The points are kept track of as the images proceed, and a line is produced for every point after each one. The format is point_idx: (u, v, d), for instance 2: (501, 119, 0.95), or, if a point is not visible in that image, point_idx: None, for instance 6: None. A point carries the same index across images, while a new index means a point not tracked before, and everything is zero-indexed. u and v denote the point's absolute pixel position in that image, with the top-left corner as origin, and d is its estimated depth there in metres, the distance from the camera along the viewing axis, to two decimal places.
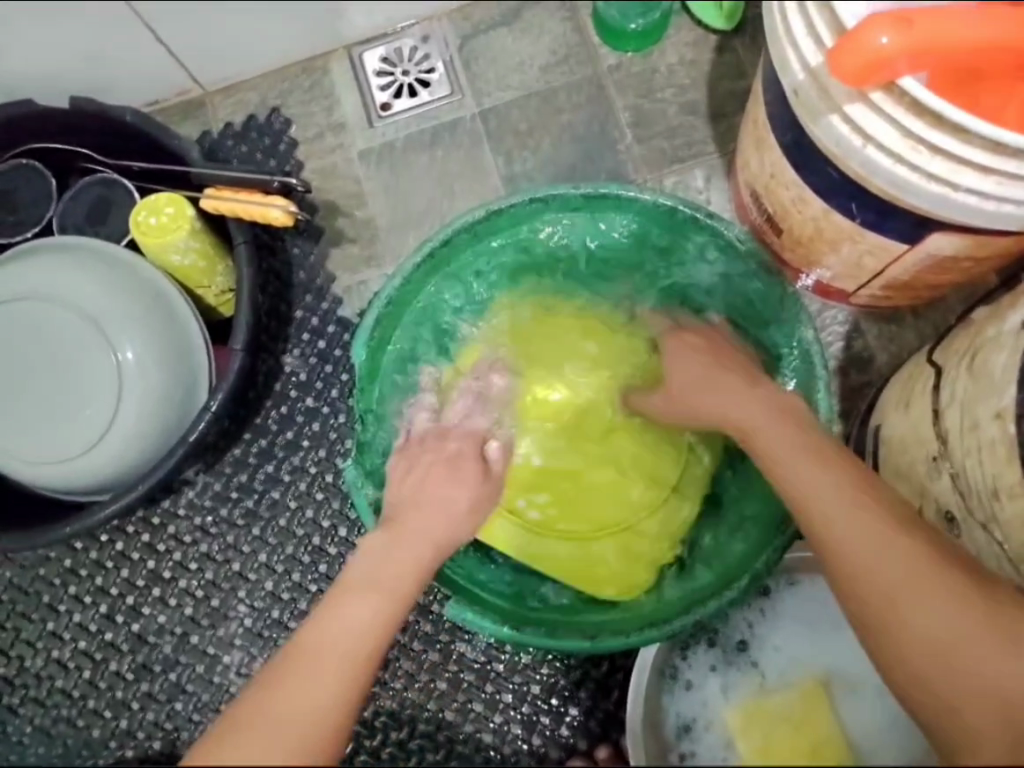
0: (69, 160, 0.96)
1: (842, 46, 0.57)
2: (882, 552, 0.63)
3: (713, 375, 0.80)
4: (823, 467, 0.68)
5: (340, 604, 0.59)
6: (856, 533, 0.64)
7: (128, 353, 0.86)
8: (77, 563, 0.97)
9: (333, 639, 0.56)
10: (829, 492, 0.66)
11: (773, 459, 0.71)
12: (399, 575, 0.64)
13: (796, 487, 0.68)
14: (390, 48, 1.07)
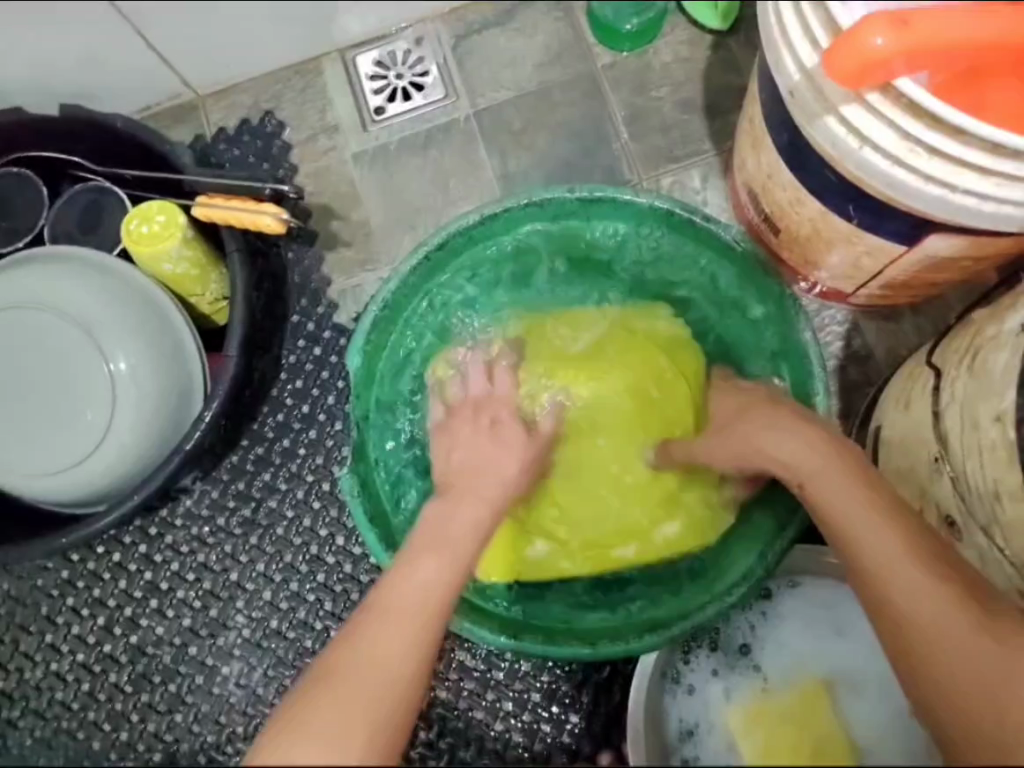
0: (60, 166, 0.95)
1: (837, 48, 0.57)
2: (927, 589, 0.61)
3: (756, 409, 0.74)
4: (873, 499, 0.65)
5: (410, 565, 0.62)
6: (902, 565, 0.62)
7: (121, 363, 0.85)
8: (74, 574, 0.97)
9: (406, 605, 0.58)
10: (866, 515, 0.64)
11: (823, 494, 0.66)
12: (465, 528, 0.66)
13: (842, 520, 0.65)
14: (383, 51, 1.06)
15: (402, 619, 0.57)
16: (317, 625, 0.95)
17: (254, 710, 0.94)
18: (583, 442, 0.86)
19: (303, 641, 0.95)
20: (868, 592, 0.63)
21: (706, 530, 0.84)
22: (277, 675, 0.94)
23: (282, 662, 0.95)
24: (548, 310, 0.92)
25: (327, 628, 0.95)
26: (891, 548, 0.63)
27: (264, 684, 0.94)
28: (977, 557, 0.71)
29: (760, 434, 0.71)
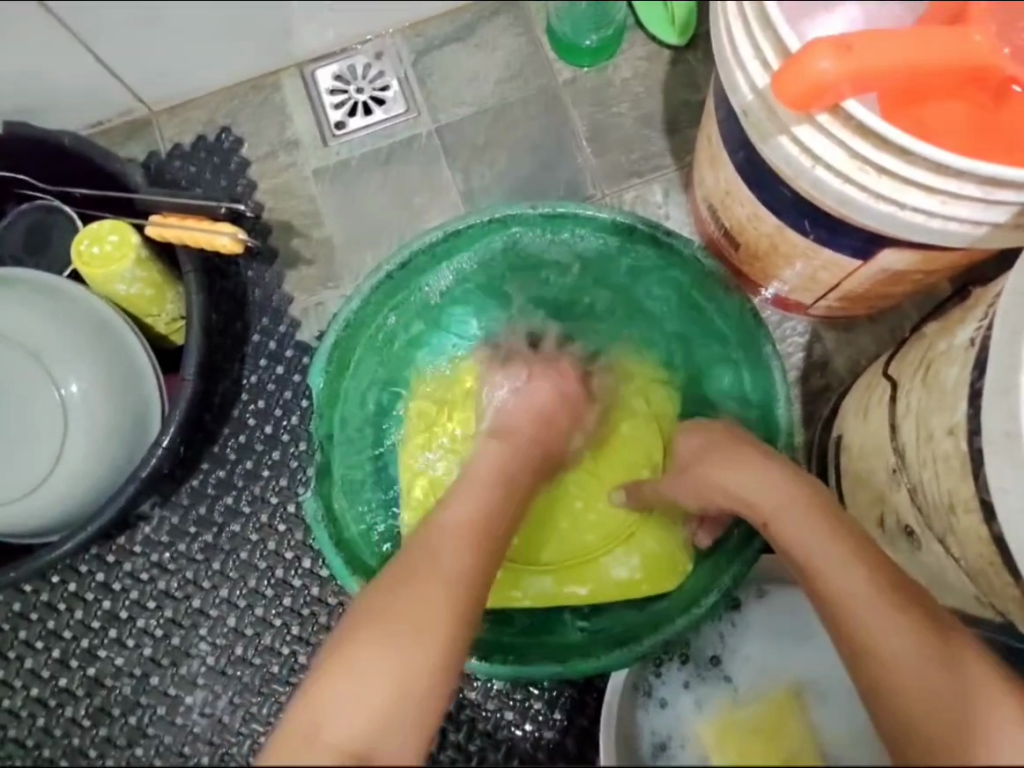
0: (6, 186, 0.92)
1: (785, 72, 0.57)
2: (872, 594, 0.61)
3: (715, 443, 0.77)
4: (828, 524, 0.66)
5: (453, 499, 0.68)
6: (845, 574, 0.62)
7: (73, 387, 0.83)
8: (27, 606, 0.93)
9: (459, 523, 0.64)
10: (827, 548, 0.65)
11: (778, 526, 0.68)
12: (498, 465, 0.72)
13: (795, 544, 0.66)
14: (343, 66, 1.05)
15: (462, 533, 0.63)
16: (284, 650, 0.93)
17: (220, 739, 0.91)
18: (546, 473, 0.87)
19: (269, 666, 0.93)
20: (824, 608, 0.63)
21: (670, 565, 0.83)
22: (244, 703, 0.92)
23: (248, 690, 0.92)
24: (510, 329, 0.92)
25: (295, 653, 0.93)
26: (854, 578, 0.62)
27: (229, 712, 0.92)
28: (936, 565, 0.72)
29: (719, 473, 0.74)
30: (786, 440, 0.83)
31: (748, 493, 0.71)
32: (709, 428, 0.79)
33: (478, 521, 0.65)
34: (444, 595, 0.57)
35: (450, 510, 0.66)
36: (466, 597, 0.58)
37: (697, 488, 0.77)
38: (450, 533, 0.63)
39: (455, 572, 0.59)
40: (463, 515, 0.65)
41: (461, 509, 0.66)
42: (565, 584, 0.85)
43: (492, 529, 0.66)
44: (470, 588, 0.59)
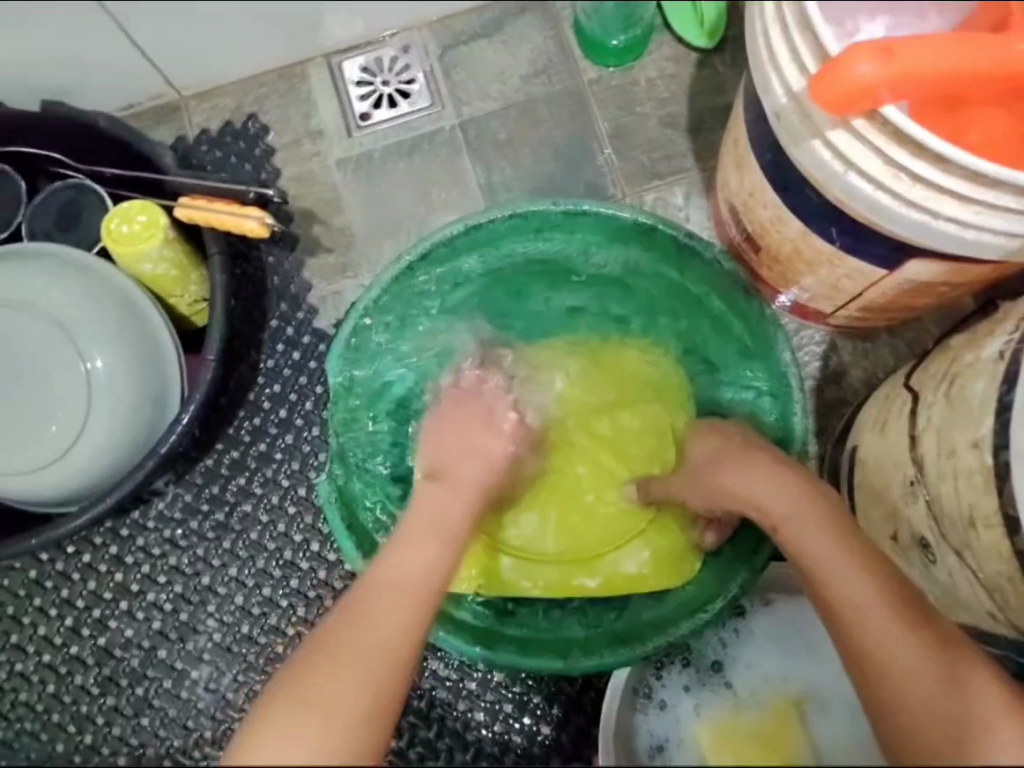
0: (37, 163, 0.94)
1: (825, 74, 0.58)
2: (877, 609, 0.61)
3: (728, 446, 0.77)
4: (838, 533, 0.66)
5: (406, 545, 0.65)
6: (853, 588, 0.62)
7: (98, 362, 0.85)
8: (42, 574, 0.95)
9: (399, 580, 0.61)
10: (832, 551, 0.65)
11: (789, 533, 0.68)
12: (453, 515, 0.69)
13: (804, 553, 0.66)
14: (369, 58, 1.06)
15: (396, 592, 0.60)
16: (288, 631, 0.94)
17: (223, 715, 0.93)
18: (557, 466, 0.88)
19: (274, 646, 0.94)
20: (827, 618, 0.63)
21: (680, 560, 0.84)
22: (247, 680, 0.93)
23: (252, 668, 0.94)
24: (526, 325, 0.93)
25: (300, 634, 0.94)
26: (859, 585, 0.62)
27: (233, 689, 0.93)
28: (950, 578, 0.72)
29: (726, 475, 0.74)
30: (800, 444, 0.83)
31: (758, 496, 0.71)
32: (724, 434, 0.79)
33: (417, 579, 0.62)
34: (360, 668, 0.54)
35: (399, 560, 0.63)
36: (388, 665, 0.55)
37: (705, 490, 0.77)
38: (383, 592, 0.60)
39: (381, 643, 0.56)
40: (409, 567, 0.62)
41: (407, 560, 0.63)
42: (574, 577, 0.85)
43: (435, 583, 0.62)
44: (398, 655, 0.56)
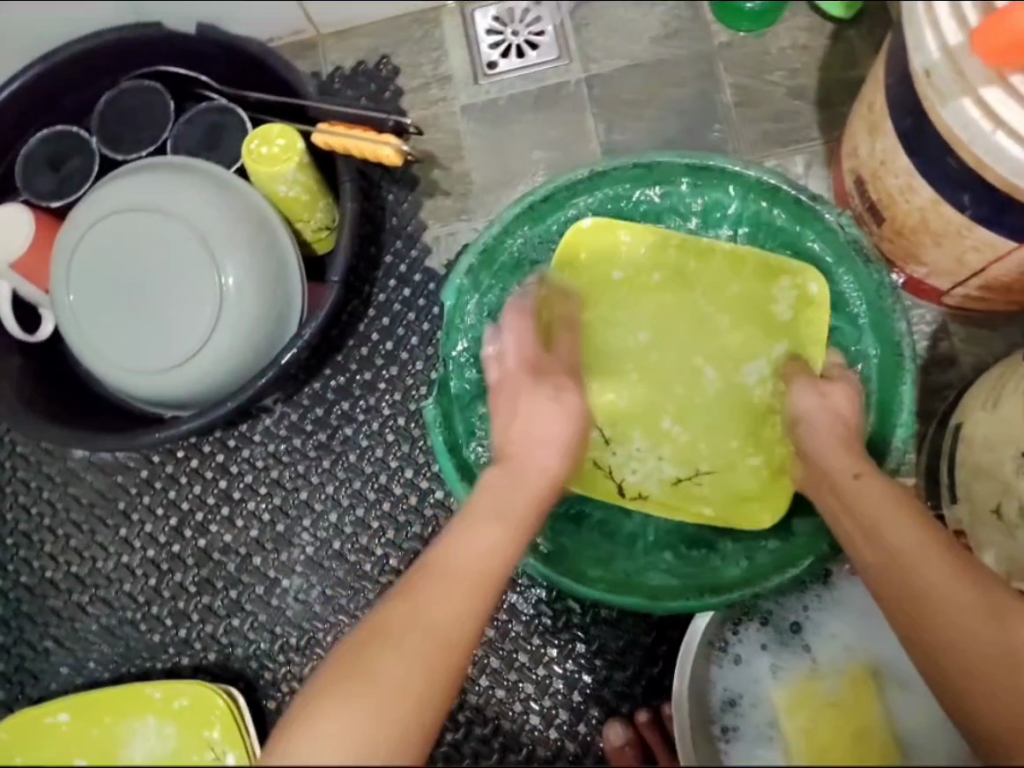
0: (186, 85, 1.00)
1: (988, 24, 0.59)
2: (966, 600, 0.66)
3: (823, 415, 0.79)
4: (922, 522, 0.69)
5: (476, 525, 0.67)
6: (956, 593, 0.66)
7: (232, 276, 0.89)
8: (152, 474, 1.01)
9: (484, 557, 0.64)
10: (929, 552, 0.67)
11: (870, 510, 0.70)
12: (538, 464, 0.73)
13: (903, 550, 0.67)
14: (502, 9, 1.07)
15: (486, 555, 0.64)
16: (378, 552, 0.98)
17: (309, 624, 0.97)
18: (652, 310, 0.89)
19: (363, 565, 0.98)
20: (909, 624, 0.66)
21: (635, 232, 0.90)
22: (335, 595, 0.98)
23: (340, 583, 0.98)
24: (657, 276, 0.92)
25: (388, 556, 0.98)
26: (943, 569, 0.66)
27: (320, 601, 0.98)
28: None
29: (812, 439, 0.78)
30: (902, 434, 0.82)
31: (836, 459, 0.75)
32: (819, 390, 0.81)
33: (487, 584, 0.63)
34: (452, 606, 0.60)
35: (467, 547, 0.64)
36: (450, 657, 0.58)
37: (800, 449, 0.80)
38: (447, 599, 0.60)
39: (418, 667, 0.55)
40: (481, 554, 0.64)
41: (478, 545, 0.65)
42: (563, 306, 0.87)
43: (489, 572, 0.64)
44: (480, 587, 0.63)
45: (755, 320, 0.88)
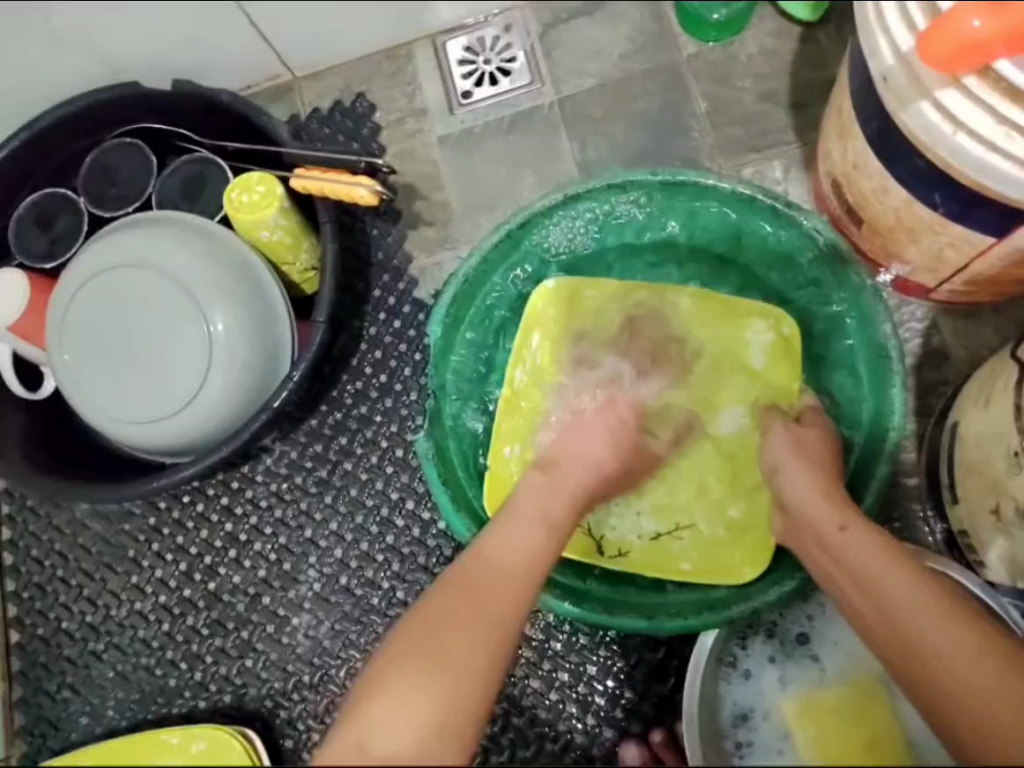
0: (166, 139, 1.02)
1: (933, 30, 0.58)
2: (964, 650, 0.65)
3: (794, 461, 0.80)
4: (911, 570, 0.69)
5: (513, 526, 0.71)
6: (954, 641, 0.65)
7: (221, 324, 0.90)
8: (160, 521, 1.03)
9: (528, 547, 0.69)
10: (919, 603, 0.67)
11: (857, 561, 0.70)
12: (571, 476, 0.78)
13: (892, 598, 0.68)
14: (472, 38, 1.09)
15: (531, 546, 0.69)
16: (384, 585, 0.99)
17: (320, 661, 0.98)
18: (633, 320, 0.91)
19: (370, 598, 0.99)
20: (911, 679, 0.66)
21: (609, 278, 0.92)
22: (343, 630, 0.99)
23: (348, 618, 0.99)
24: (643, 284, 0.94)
25: (394, 588, 0.99)
26: (933, 616, 0.66)
27: (330, 637, 0.99)
28: None
29: (791, 488, 0.79)
30: (896, 433, 0.84)
31: (816, 510, 0.76)
32: (793, 433, 0.83)
33: (531, 568, 0.68)
34: (509, 590, 0.65)
35: (505, 543, 0.69)
36: (501, 639, 0.62)
37: (779, 504, 0.81)
38: (485, 583, 0.64)
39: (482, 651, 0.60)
40: (518, 549, 0.68)
41: (514, 540, 0.69)
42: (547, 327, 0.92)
43: (536, 565, 0.68)
44: (528, 574, 0.67)
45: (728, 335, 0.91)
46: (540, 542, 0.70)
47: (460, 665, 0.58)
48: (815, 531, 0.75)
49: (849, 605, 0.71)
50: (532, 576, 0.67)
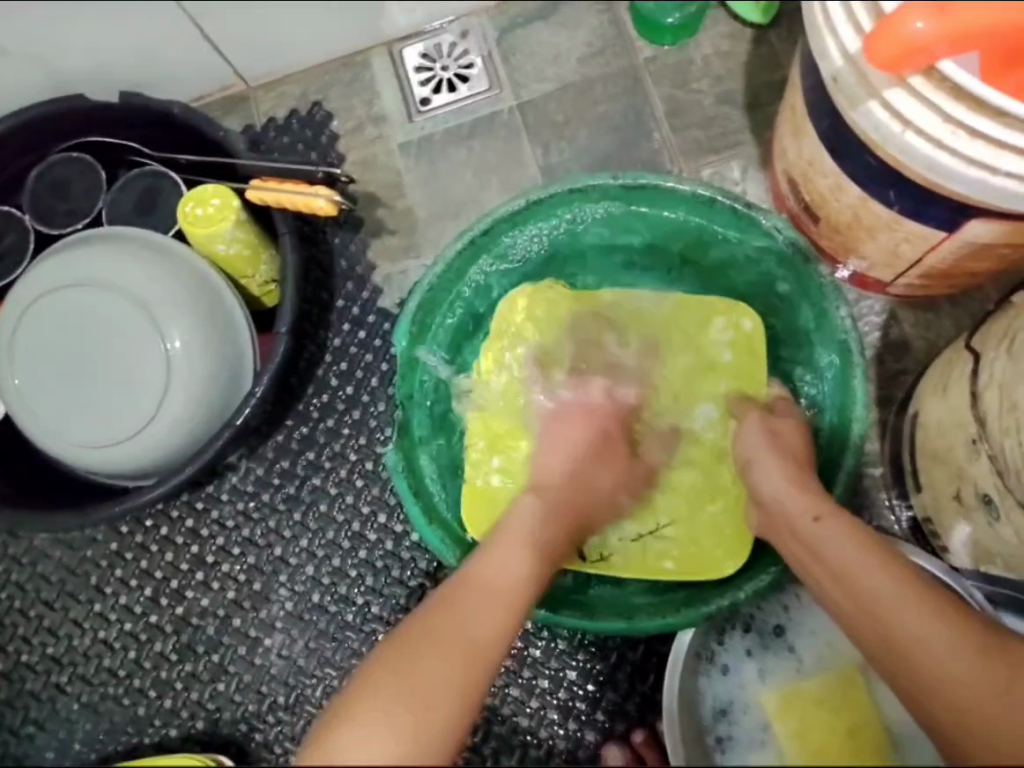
0: (115, 153, 0.99)
1: (879, 33, 0.59)
2: (944, 640, 0.66)
3: (768, 452, 0.81)
4: (889, 562, 0.70)
5: (497, 554, 0.71)
6: (929, 630, 0.66)
7: (179, 342, 0.88)
8: (122, 546, 1.00)
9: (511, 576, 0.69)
10: (898, 595, 0.68)
11: (836, 556, 0.71)
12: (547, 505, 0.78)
13: (871, 592, 0.69)
14: (429, 44, 1.08)
15: (512, 570, 0.70)
16: (358, 600, 0.97)
17: (296, 680, 0.96)
18: (599, 324, 0.92)
19: (344, 615, 0.97)
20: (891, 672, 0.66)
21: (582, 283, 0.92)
22: (318, 648, 0.97)
23: (323, 635, 0.97)
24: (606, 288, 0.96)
25: (368, 603, 0.97)
26: (911, 608, 0.67)
27: (305, 656, 0.97)
28: (1015, 533, 0.73)
29: (767, 485, 0.79)
30: (858, 430, 0.86)
31: (794, 505, 0.76)
32: (768, 428, 0.83)
33: (514, 596, 0.68)
34: (491, 615, 0.65)
35: (488, 571, 0.69)
36: (482, 663, 0.61)
37: (755, 501, 0.81)
38: (470, 608, 0.64)
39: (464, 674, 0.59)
40: (502, 576, 0.69)
41: (498, 568, 0.69)
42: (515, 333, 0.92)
43: (523, 595, 0.69)
44: (511, 601, 0.67)
45: (692, 337, 0.91)
46: (523, 572, 0.70)
47: (442, 689, 0.58)
48: (794, 528, 0.75)
49: (829, 604, 0.72)
50: (513, 600, 0.67)
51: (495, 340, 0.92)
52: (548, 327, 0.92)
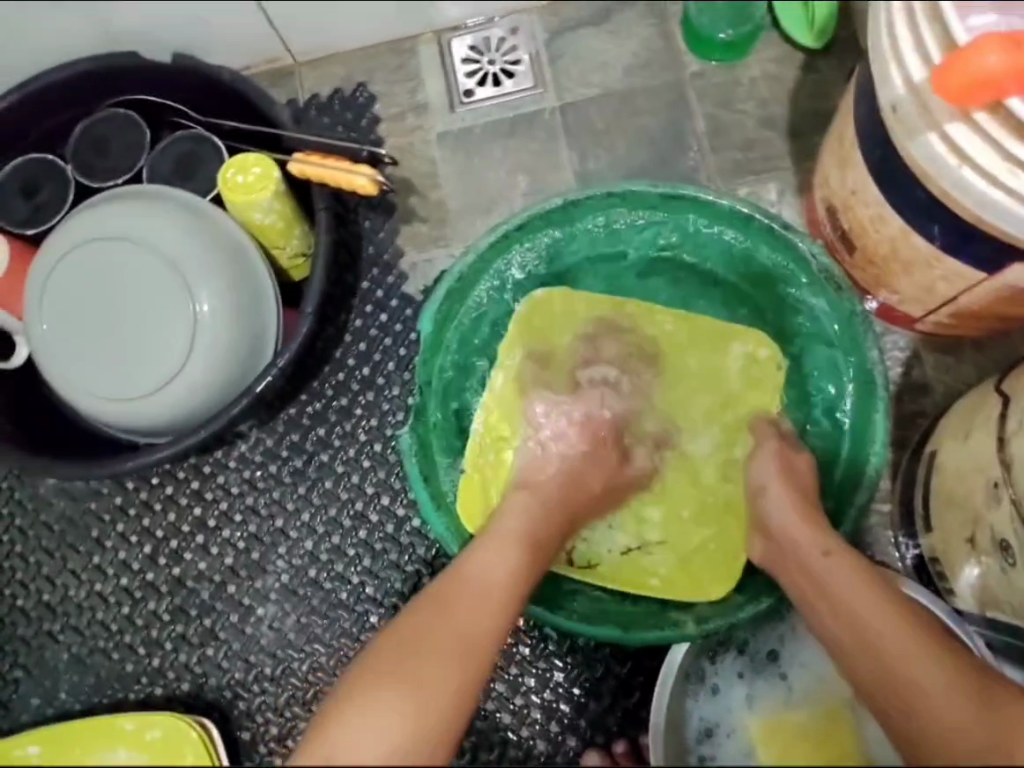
0: (161, 113, 1.00)
1: (948, 65, 0.60)
2: (938, 681, 0.66)
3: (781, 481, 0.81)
4: (888, 600, 0.70)
5: (489, 550, 0.72)
6: (927, 672, 0.66)
7: (206, 305, 0.88)
8: (126, 501, 1.00)
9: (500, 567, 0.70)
10: (894, 634, 0.68)
11: (836, 590, 0.72)
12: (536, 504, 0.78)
13: (867, 629, 0.69)
14: (478, 38, 1.08)
15: (503, 564, 0.70)
16: (354, 580, 0.98)
17: (284, 652, 0.97)
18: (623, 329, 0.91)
19: (339, 593, 0.97)
20: (885, 710, 0.65)
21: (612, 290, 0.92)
22: (309, 623, 0.97)
23: (315, 612, 0.97)
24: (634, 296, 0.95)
25: (364, 584, 0.97)
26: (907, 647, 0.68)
27: (295, 630, 0.97)
28: None
29: (774, 514, 0.80)
30: (875, 462, 0.86)
31: (798, 536, 0.77)
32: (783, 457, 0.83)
33: (504, 590, 0.68)
34: (482, 611, 0.66)
35: (477, 565, 0.70)
36: (472, 659, 0.63)
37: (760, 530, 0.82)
38: (457, 603, 0.65)
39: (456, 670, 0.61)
40: (493, 569, 0.69)
41: (487, 561, 0.70)
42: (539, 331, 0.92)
43: (517, 587, 0.70)
44: (500, 595, 0.68)
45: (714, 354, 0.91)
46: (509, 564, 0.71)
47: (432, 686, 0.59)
48: (798, 559, 0.76)
49: (830, 639, 0.72)
50: (504, 595, 0.68)
51: (519, 336, 0.92)
52: (573, 329, 0.92)
